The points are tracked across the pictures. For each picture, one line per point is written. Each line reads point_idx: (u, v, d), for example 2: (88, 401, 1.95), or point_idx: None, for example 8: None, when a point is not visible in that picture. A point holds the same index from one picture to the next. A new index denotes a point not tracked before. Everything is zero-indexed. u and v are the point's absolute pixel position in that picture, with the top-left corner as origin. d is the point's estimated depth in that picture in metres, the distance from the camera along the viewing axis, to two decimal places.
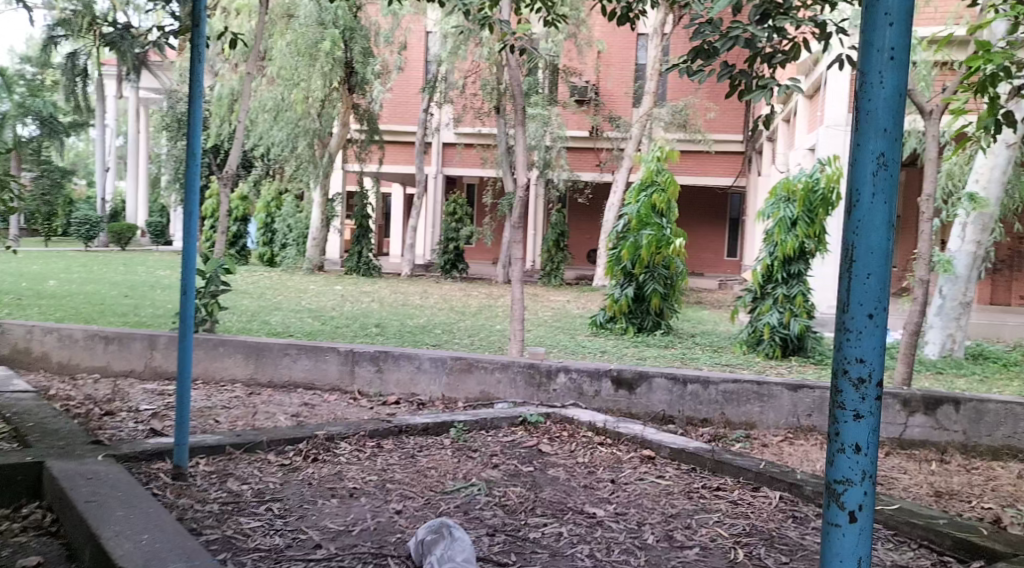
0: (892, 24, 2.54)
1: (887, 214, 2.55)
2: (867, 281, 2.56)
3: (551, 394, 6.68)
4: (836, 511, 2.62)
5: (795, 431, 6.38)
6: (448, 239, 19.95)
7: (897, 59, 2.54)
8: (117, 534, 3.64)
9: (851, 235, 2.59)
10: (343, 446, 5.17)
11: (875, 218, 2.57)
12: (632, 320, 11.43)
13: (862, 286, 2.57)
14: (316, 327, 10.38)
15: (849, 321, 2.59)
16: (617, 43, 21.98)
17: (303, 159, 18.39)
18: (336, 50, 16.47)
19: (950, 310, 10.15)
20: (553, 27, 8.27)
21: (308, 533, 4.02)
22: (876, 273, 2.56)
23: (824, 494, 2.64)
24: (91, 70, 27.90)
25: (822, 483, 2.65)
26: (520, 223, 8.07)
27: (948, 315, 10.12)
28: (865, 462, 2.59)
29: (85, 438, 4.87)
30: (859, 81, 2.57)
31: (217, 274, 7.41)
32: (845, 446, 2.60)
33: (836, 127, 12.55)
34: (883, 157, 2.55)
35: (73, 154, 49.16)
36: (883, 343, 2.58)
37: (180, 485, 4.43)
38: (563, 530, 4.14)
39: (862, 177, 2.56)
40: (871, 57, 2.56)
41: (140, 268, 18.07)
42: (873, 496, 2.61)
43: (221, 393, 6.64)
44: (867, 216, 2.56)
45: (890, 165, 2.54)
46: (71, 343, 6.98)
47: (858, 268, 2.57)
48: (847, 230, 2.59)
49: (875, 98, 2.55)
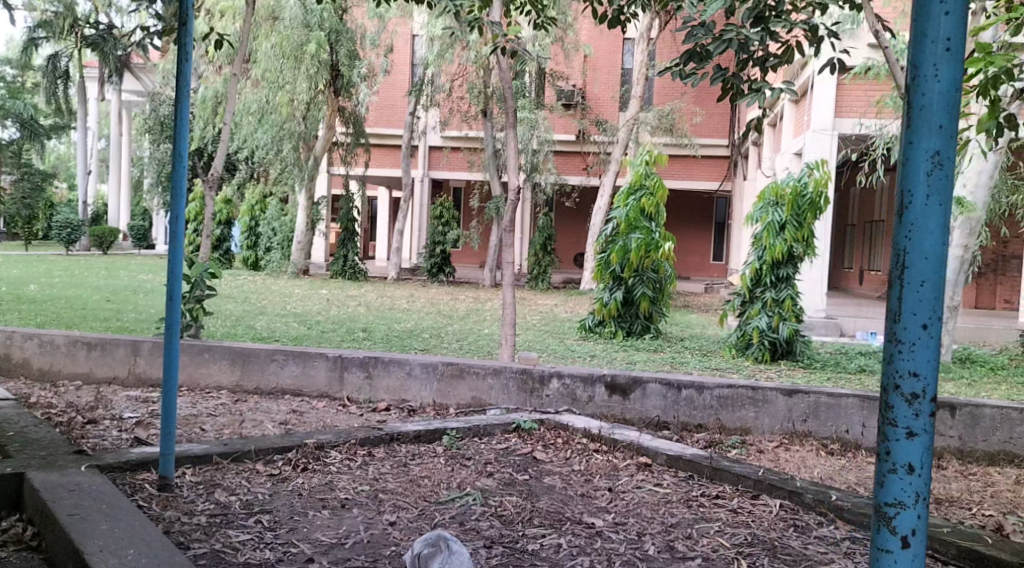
0: (947, 13, 2.40)
1: (943, 216, 2.43)
2: (921, 289, 2.43)
3: (544, 400, 6.58)
4: (888, 536, 2.49)
5: (790, 437, 6.32)
6: (435, 243, 19.84)
7: (953, 51, 2.41)
8: (102, 549, 3.51)
9: (903, 239, 2.47)
10: (334, 455, 5.06)
11: (929, 221, 2.44)
12: (621, 324, 11.34)
13: (915, 295, 2.44)
14: (302, 332, 10.24)
15: (901, 331, 2.47)
16: (603, 47, 21.93)
17: (289, 162, 18.24)
18: (322, 53, 16.34)
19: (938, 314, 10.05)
20: (543, 30, 8.17)
21: (299, 546, 3.91)
22: (931, 281, 2.43)
23: (873, 518, 2.52)
24: (73, 72, 27.60)
25: (871, 506, 2.52)
26: (511, 227, 7.97)
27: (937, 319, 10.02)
28: (919, 483, 2.47)
29: (67, 448, 4.73)
30: (911, 73, 2.44)
31: (202, 279, 7.26)
32: (897, 466, 2.48)
33: (822, 131, 12.53)
34: (937, 156, 2.43)
35: (53, 157, 48.77)
36: (937, 356, 2.45)
37: (167, 497, 4.31)
38: (562, 542, 4.04)
39: (915, 177, 2.44)
40: (925, 49, 2.43)
41: (123, 272, 17.87)
42: (926, 520, 2.49)
43: (206, 400, 6.51)
44: (920, 219, 2.44)
45: (945, 164, 2.42)
46: (52, 349, 6.82)
47: (911, 275, 2.45)
48: (899, 234, 2.46)
49: (930, 92, 2.42)
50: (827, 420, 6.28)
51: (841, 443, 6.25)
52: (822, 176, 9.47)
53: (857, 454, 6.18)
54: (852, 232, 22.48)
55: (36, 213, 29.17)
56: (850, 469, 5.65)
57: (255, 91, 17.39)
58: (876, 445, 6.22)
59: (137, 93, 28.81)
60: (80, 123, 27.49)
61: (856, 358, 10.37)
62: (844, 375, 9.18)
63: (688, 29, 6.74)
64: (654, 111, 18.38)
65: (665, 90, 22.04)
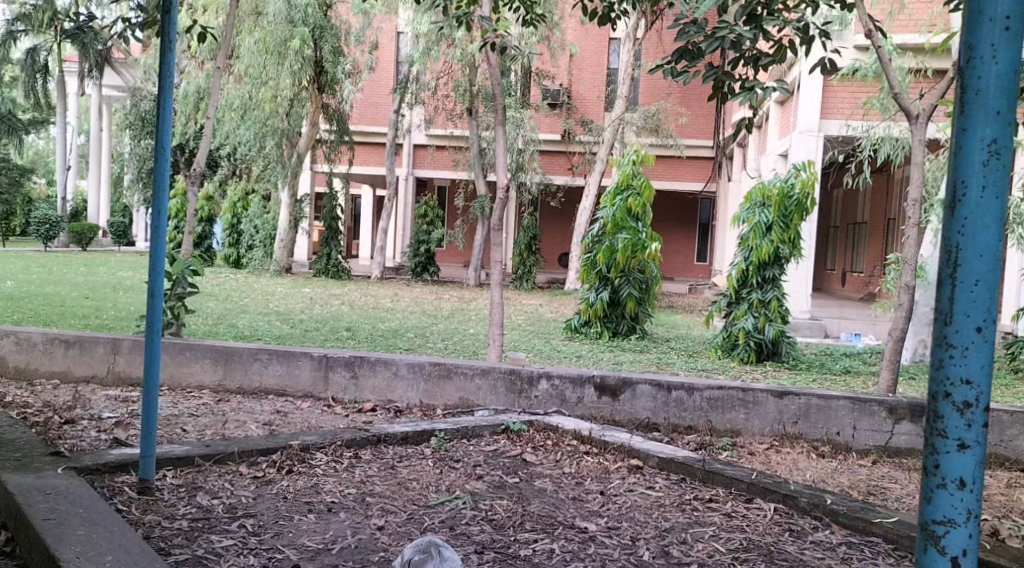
0: None
1: (999, 210, 2.39)
2: (974, 289, 2.40)
3: (532, 401, 6.49)
4: (936, 555, 2.47)
5: (781, 439, 6.25)
6: (419, 242, 19.73)
7: (1012, 33, 2.39)
8: (79, 556, 3.39)
9: (955, 235, 2.43)
10: (320, 457, 4.94)
11: (985, 215, 2.40)
12: (607, 324, 11.26)
13: (968, 295, 2.40)
14: (286, 331, 10.10)
15: (954, 335, 2.43)
16: (589, 47, 21.86)
17: (272, 159, 18.09)
18: (306, 49, 16.17)
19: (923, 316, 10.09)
20: (531, 27, 8.10)
21: (284, 552, 3.80)
22: (985, 280, 2.40)
23: (920, 535, 2.50)
24: (52, 67, 27.26)
25: (920, 524, 2.50)
26: (500, 224, 7.86)
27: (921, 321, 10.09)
28: (970, 498, 2.44)
29: (43, 449, 4.59)
30: (966, 57, 2.41)
31: (184, 276, 7.08)
32: (948, 481, 2.45)
33: (809, 133, 12.51)
34: (994, 145, 2.39)
35: (31, 151, 48.31)
36: (990, 362, 2.41)
37: (147, 500, 4.18)
38: (555, 547, 3.95)
39: (971, 167, 2.40)
40: (981, 30, 2.40)
41: (102, 269, 17.63)
42: (978, 538, 2.46)
43: (188, 400, 6.37)
44: (975, 213, 2.40)
45: (1002, 154, 2.38)
46: (29, 347, 6.66)
47: (965, 274, 2.41)
48: (951, 230, 2.43)
49: (986, 75, 2.38)
50: (818, 422, 6.22)
51: (831, 445, 6.19)
52: (809, 177, 9.43)
53: (848, 456, 6.13)
54: (836, 233, 22.50)
55: (13, 209, 28.76)
56: (842, 472, 5.58)
57: (238, 87, 17.20)
58: (867, 447, 6.16)
59: (118, 89, 28.51)
60: (60, 118, 27.15)
61: (841, 360, 10.33)
62: (831, 376, 9.13)
63: (679, 26, 6.67)
64: (640, 111, 18.28)
65: (651, 90, 21.95)
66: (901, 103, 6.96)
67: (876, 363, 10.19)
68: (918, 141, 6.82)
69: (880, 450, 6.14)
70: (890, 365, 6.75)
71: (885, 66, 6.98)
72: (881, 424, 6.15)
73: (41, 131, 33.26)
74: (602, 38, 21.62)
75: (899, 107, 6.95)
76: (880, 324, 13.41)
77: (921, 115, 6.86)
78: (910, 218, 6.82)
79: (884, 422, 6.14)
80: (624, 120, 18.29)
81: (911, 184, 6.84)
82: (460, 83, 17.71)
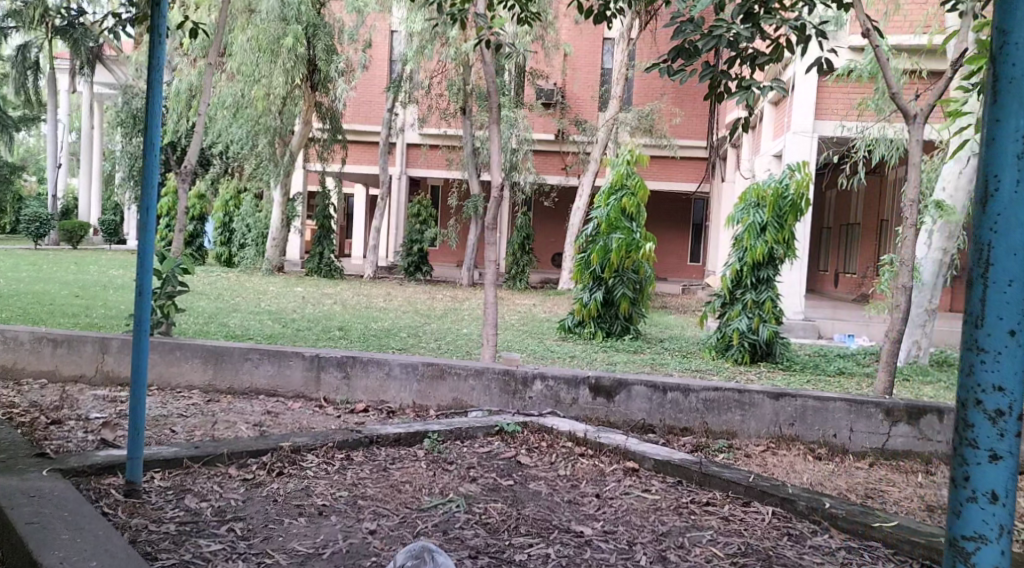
0: None
1: None
2: (1008, 290, 2.40)
3: (526, 402, 6.42)
4: None
5: (777, 441, 6.20)
6: (412, 241, 19.64)
7: None
8: (63, 562, 3.31)
9: (987, 232, 2.43)
10: (311, 459, 4.87)
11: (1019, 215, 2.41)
12: (601, 324, 11.19)
13: (1000, 296, 2.41)
14: (277, 330, 10.01)
15: (985, 339, 2.43)
16: (583, 46, 21.78)
17: (264, 157, 17.99)
18: (298, 47, 16.08)
19: (917, 317, 10.10)
20: (526, 25, 8.05)
21: (274, 557, 3.73)
22: (1018, 281, 2.40)
23: (948, 550, 2.49)
24: (43, 63, 27.07)
25: (947, 538, 2.49)
26: (495, 223, 7.78)
27: (915, 322, 10.09)
28: (1002, 512, 2.44)
29: (29, 450, 4.51)
30: (999, 52, 2.43)
31: (174, 275, 6.96)
32: (979, 493, 2.44)
33: (803, 134, 12.47)
34: None
35: (22, 149, 48.04)
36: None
37: (134, 503, 4.10)
38: (550, 552, 3.88)
39: (1004, 163, 2.41)
40: (1013, 25, 2.42)
41: (93, 267, 17.52)
42: (1009, 553, 2.45)
43: (177, 400, 6.28)
44: (1009, 210, 2.40)
45: None
46: (17, 346, 6.58)
47: (997, 274, 2.41)
48: (983, 226, 2.43)
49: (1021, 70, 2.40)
50: (815, 424, 6.17)
51: (828, 447, 6.14)
52: (803, 177, 9.38)
53: (845, 459, 6.07)
54: (829, 234, 22.49)
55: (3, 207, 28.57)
56: (839, 474, 5.53)
57: (231, 85, 17.10)
58: (864, 449, 6.12)
59: (110, 86, 28.35)
60: (51, 115, 26.98)
61: (834, 361, 10.28)
62: (825, 378, 9.08)
63: (676, 24, 6.62)
64: (634, 111, 18.21)
65: (645, 89, 21.88)
66: (898, 103, 6.92)
67: (870, 364, 10.14)
68: (916, 141, 6.76)
69: (877, 453, 6.09)
70: (887, 367, 6.68)
71: (884, 66, 6.94)
72: (877, 426, 6.10)
73: (32, 128, 33.08)
74: (596, 38, 21.55)
75: (897, 107, 6.91)
76: (873, 324, 13.38)
77: (919, 116, 6.80)
78: (908, 219, 6.76)
79: (881, 424, 6.09)
80: (618, 120, 18.22)
81: (909, 183, 6.78)
82: (454, 82, 17.62)
